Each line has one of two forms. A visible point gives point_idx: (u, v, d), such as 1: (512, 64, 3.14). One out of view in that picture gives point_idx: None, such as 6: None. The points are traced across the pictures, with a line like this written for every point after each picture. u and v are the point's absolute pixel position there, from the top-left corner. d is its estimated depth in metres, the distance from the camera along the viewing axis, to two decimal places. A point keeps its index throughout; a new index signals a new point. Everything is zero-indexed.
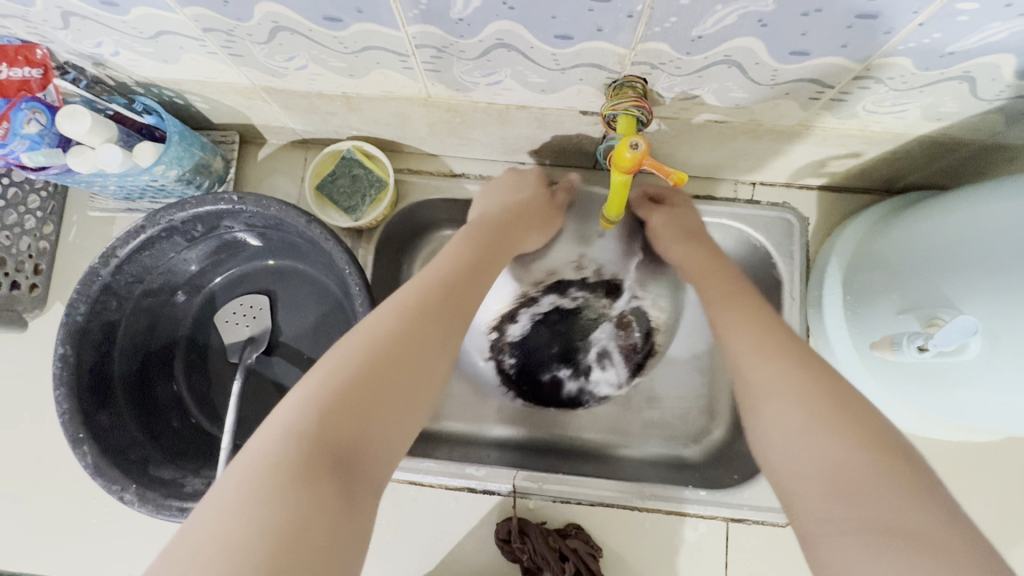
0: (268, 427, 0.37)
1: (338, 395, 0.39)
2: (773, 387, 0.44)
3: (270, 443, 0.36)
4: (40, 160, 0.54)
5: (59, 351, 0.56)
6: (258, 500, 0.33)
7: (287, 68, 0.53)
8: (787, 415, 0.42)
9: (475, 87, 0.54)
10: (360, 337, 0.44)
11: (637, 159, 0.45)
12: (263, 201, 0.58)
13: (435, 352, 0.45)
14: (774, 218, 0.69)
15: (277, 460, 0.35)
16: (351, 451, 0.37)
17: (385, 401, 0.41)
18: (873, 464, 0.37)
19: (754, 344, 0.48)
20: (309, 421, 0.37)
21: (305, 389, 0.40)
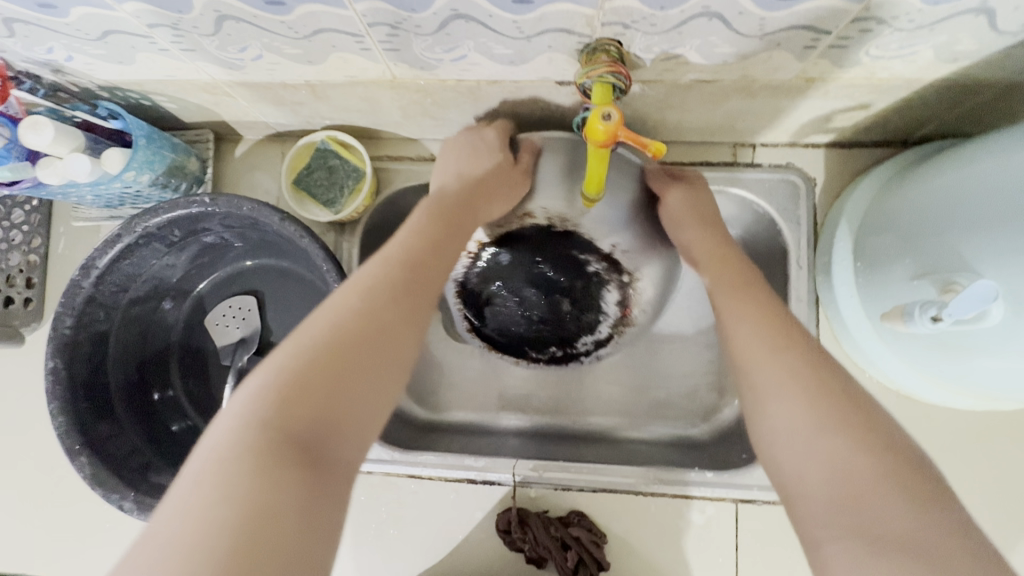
0: (223, 419, 0.35)
1: (310, 370, 0.37)
2: (776, 385, 0.42)
3: (226, 435, 0.34)
4: (7, 176, 0.54)
5: (49, 365, 0.56)
6: (224, 498, 0.31)
7: (243, 59, 0.51)
8: (794, 411, 0.40)
9: (440, 65, 0.50)
10: (325, 310, 0.41)
11: (610, 130, 0.42)
12: (234, 201, 0.57)
13: (413, 320, 0.43)
14: (777, 181, 0.64)
15: (243, 440, 0.34)
16: (322, 428, 0.36)
17: (360, 372, 0.38)
18: (874, 466, 0.36)
19: (759, 331, 0.46)
20: (277, 400, 0.35)
21: (273, 365, 0.37)
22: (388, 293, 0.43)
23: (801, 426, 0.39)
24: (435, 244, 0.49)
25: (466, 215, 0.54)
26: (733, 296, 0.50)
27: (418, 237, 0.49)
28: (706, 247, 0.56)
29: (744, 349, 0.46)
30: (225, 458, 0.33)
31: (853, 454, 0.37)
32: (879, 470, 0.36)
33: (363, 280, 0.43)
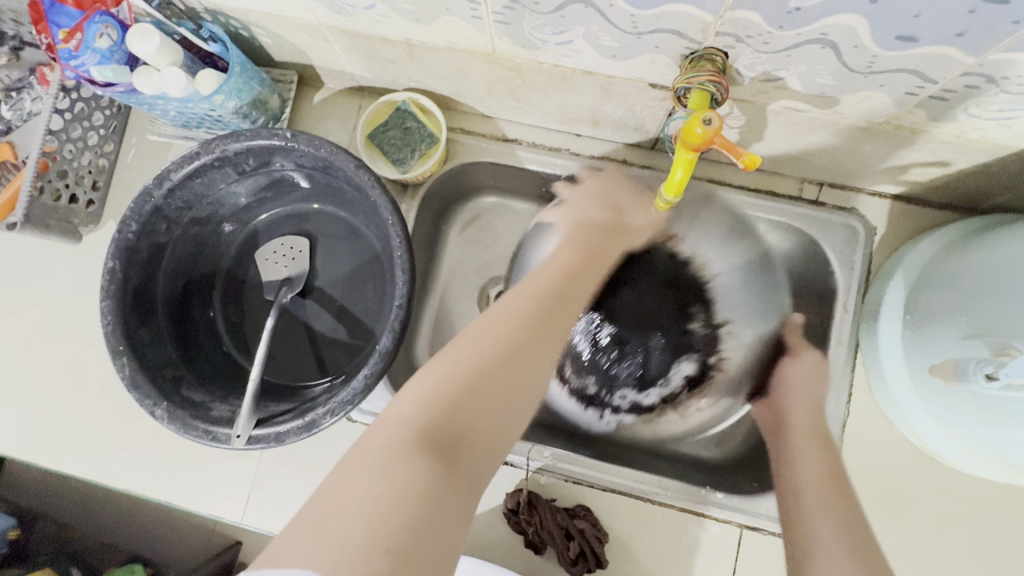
0: (385, 416, 0.38)
1: (510, 338, 0.43)
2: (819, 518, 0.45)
3: (400, 414, 0.37)
4: (108, 76, 0.56)
5: (108, 265, 0.58)
6: (381, 470, 0.33)
7: (355, 6, 0.52)
8: (835, 546, 0.42)
9: (543, 46, 0.51)
10: (504, 305, 0.48)
11: (708, 136, 0.42)
12: (314, 141, 0.58)
13: (565, 324, 0.49)
14: (838, 223, 0.65)
15: (475, 362, 0.41)
16: (473, 418, 0.38)
17: (537, 343, 0.45)
18: None
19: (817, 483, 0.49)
20: (422, 416, 0.37)
21: (482, 330, 0.44)
22: (526, 317, 0.46)
23: (825, 533, 0.43)
24: (563, 259, 0.56)
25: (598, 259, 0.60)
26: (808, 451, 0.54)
27: (556, 259, 0.56)
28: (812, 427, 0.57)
29: (797, 486, 0.50)
30: (385, 452, 0.34)
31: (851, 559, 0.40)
32: None
33: (540, 278, 0.52)
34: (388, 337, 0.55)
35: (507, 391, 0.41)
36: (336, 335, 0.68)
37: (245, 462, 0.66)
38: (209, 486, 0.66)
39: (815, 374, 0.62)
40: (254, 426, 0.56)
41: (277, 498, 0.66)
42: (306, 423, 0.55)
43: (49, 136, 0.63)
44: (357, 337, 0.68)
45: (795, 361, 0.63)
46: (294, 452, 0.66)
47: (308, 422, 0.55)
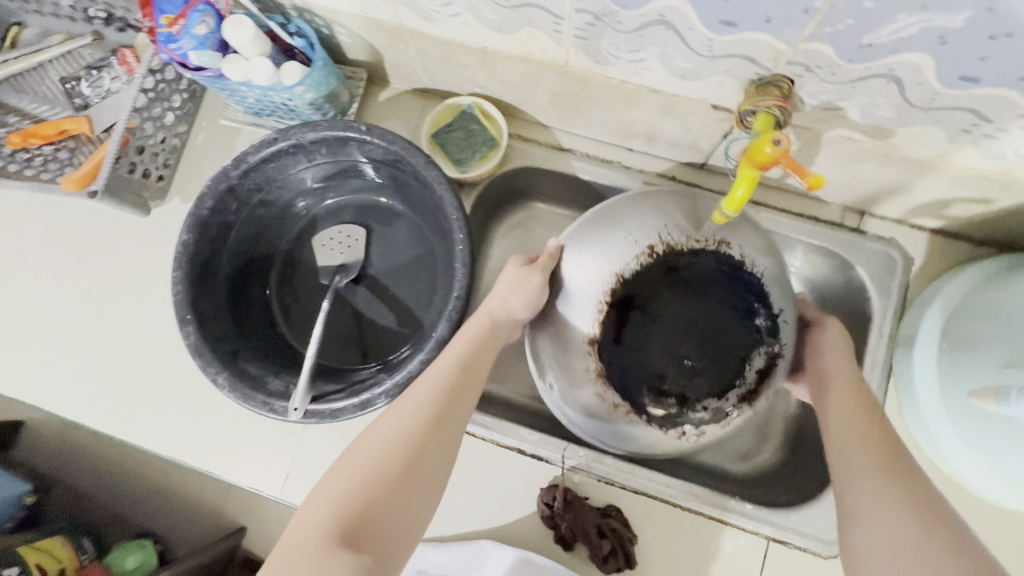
0: (327, 486, 0.46)
1: (425, 429, 0.49)
2: (865, 473, 0.46)
3: (332, 494, 0.45)
4: (204, 61, 0.59)
5: (182, 237, 0.61)
6: (307, 558, 0.41)
7: (441, 13, 0.56)
8: (888, 517, 0.42)
9: (615, 62, 0.54)
10: (441, 363, 0.54)
11: (775, 155, 0.45)
12: (388, 136, 0.61)
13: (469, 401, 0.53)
14: (878, 251, 0.68)
15: (381, 450, 0.47)
16: (380, 519, 0.44)
17: (443, 435, 0.50)
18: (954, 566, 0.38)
19: (857, 437, 0.48)
20: (339, 509, 0.44)
21: (390, 416, 0.50)
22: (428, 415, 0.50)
23: (877, 500, 0.43)
24: (486, 325, 0.58)
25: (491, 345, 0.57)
26: (843, 415, 0.51)
27: (480, 317, 0.59)
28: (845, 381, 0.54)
29: (839, 437, 0.50)
30: (318, 535, 0.42)
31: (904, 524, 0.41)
32: None
33: (449, 356, 0.54)
34: (446, 326, 0.57)
35: (418, 487, 0.47)
36: (386, 323, 0.71)
37: (287, 439, 0.69)
38: (250, 458, 0.68)
39: (840, 340, 0.58)
40: (310, 401, 0.58)
41: (315, 476, 0.68)
42: (362, 401, 0.57)
43: (133, 114, 0.67)
44: (406, 326, 0.70)
45: (819, 330, 0.59)
46: (334, 433, 0.69)
47: (363, 401, 0.57)
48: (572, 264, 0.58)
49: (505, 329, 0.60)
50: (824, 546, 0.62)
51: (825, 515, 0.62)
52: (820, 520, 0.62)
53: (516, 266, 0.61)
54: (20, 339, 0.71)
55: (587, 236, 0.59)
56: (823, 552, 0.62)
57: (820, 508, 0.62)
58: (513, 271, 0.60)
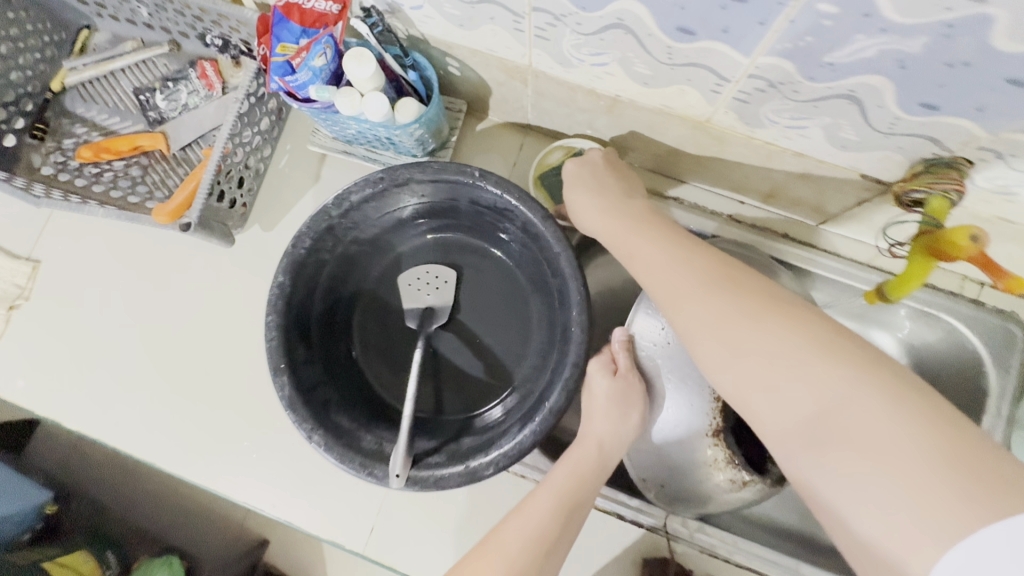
0: None
1: None
2: (875, 420, 0.33)
3: None
4: (323, 95, 0.56)
5: (277, 280, 0.57)
6: None
7: (584, 61, 0.52)
8: (864, 424, 0.33)
9: (768, 126, 0.51)
10: (537, 503, 0.49)
11: (969, 251, 0.43)
12: (502, 183, 0.57)
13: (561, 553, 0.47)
14: (998, 325, 0.65)
15: None
16: None
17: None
18: (932, 452, 0.31)
19: (871, 405, 0.33)
20: None
21: (476, 564, 0.44)
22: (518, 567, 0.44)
23: (870, 408, 0.34)
24: (587, 459, 0.53)
25: (596, 482, 0.52)
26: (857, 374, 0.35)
27: (585, 450, 0.53)
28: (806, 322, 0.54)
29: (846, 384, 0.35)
30: None
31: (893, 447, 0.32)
32: (931, 474, 0.30)
33: (547, 498, 0.49)
34: (560, 395, 0.53)
35: None
36: (475, 375, 0.65)
37: (370, 490, 0.65)
38: (330, 508, 0.65)
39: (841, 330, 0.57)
40: (413, 467, 0.54)
41: (399, 532, 0.64)
42: (470, 469, 0.53)
43: (230, 139, 0.62)
44: (496, 378, 0.65)
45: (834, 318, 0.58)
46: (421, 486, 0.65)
47: (473, 470, 0.53)
48: (659, 350, 0.59)
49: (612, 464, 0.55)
50: None
51: None
52: None
53: (602, 372, 0.57)
54: (88, 368, 0.67)
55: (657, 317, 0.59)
56: None
57: None
58: (604, 381, 0.57)
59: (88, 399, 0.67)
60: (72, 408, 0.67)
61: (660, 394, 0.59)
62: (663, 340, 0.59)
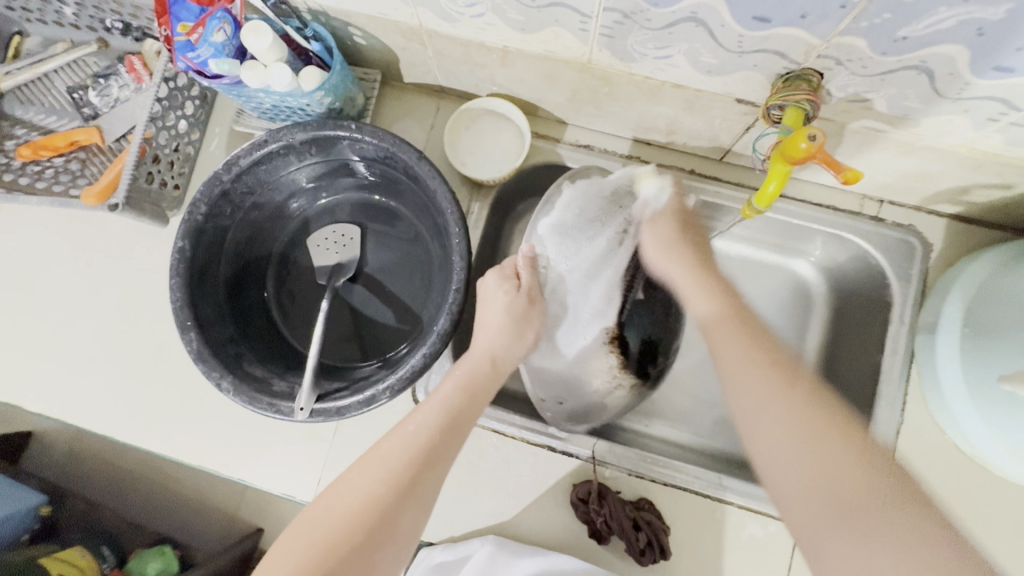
0: (291, 542, 0.44)
1: (391, 489, 0.46)
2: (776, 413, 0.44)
3: (295, 558, 0.42)
4: (223, 69, 0.59)
5: (177, 245, 0.60)
6: None
7: (463, 14, 0.55)
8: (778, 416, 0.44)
9: (640, 59, 0.55)
10: (422, 412, 0.51)
11: (810, 151, 0.45)
12: (378, 133, 0.61)
13: (447, 456, 0.50)
14: (896, 238, 0.69)
15: (344, 512, 0.44)
16: None
17: (413, 500, 0.46)
18: (847, 456, 0.41)
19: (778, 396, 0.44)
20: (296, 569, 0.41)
21: (361, 471, 0.47)
22: (396, 471, 0.47)
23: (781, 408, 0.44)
24: (477, 375, 0.55)
25: (485, 390, 0.55)
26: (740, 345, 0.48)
27: (473, 364, 0.56)
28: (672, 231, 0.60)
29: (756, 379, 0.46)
30: None
31: (850, 469, 0.40)
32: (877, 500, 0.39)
33: (432, 408, 0.51)
34: (446, 319, 0.58)
35: (383, 559, 0.44)
36: (385, 320, 0.71)
37: (317, 444, 0.69)
38: (279, 464, 0.68)
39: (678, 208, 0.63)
40: (316, 401, 0.58)
41: None
42: (368, 397, 0.57)
43: (150, 122, 0.66)
44: (404, 321, 0.70)
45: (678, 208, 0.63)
46: (365, 437, 0.69)
47: (369, 397, 0.57)
48: (561, 265, 0.63)
49: (504, 375, 0.58)
50: None
51: None
52: None
53: (502, 289, 0.59)
54: (44, 353, 0.71)
55: (557, 237, 0.63)
56: None
57: None
58: (506, 298, 0.59)
59: (48, 383, 0.70)
60: (33, 392, 0.70)
61: (562, 308, 0.63)
62: (563, 256, 0.63)
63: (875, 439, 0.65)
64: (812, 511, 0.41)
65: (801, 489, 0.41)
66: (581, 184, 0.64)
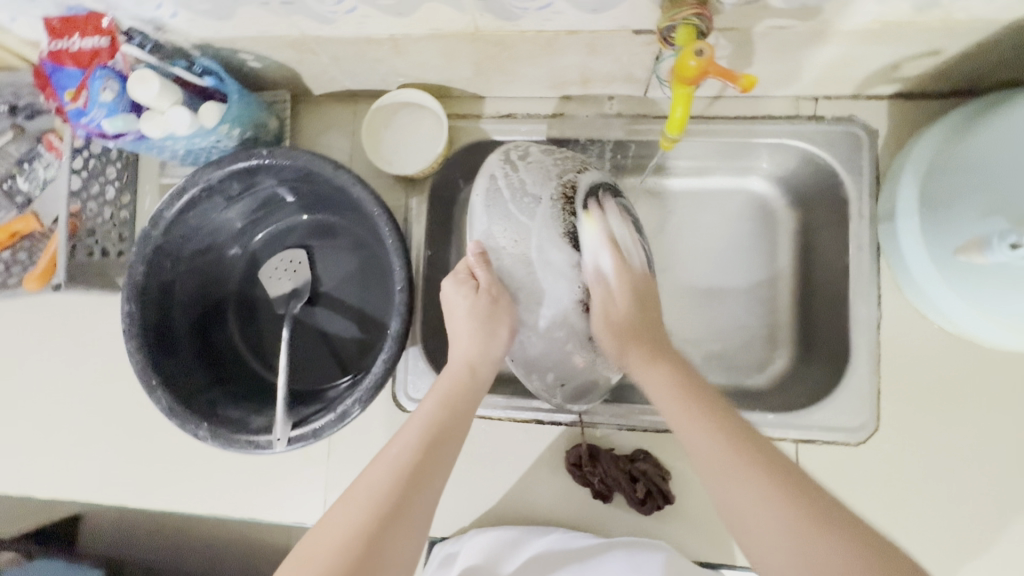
0: None
1: (377, 514, 0.42)
2: (730, 468, 0.44)
3: None
4: (119, 126, 0.58)
5: (126, 309, 0.61)
6: None
7: (337, 12, 0.53)
8: (746, 486, 0.43)
9: (524, 15, 0.53)
10: (404, 432, 0.48)
11: (701, 66, 0.44)
12: (290, 153, 0.60)
13: (439, 472, 0.46)
14: (840, 132, 0.67)
15: (326, 549, 0.40)
16: None
17: (402, 526, 0.42)
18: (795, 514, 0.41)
19: (754, 484, 0.43)
20: None
21: (344, 501, 0.43)
22: (382, 494, 0.43)
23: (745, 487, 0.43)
24: (455, 387, 0.53)
25: (470, 401, 0.52)
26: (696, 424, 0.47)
27: (452, 377, 0.54)
28: (628, 289, 0.55)
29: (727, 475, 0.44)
30: None
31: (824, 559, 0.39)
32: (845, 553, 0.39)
33: (413, 426, 0.49)
34: (399, 320, 0.58)
35: None
36: (352, 335, 0.71)
37: (316, 468, 0.70)
38: (285, 493, 0.70)
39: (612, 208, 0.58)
40: (291, 428, 0.59)
41: None
42: (339, 414, 0.58)
43: (72, 197, 0.70)
44: (370, 331, 0.71)
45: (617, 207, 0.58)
46: (359, 451, 0.70)
47: (340, 414, 0.58)
48: (514, 251, 0.55)
49: (486, 384, 0.55)
50: (850, 435, 0.63)
51: (844, 405, 0.64)
52: (841, 411, 0.64)
53: (462, 294, 0.57)
54: (42, 438, 0.73)
55: (493, 219, 0.56)
56: (851, 440, 0.63)
57: (838, 400, 0.64)
58: (466, 302, 0.56)
59: (54, 464, 0.73)
60: (42, 477, 0.72)
61: (530, 301, 0.56)
62: (514, 241, 0.55)
63: (858, 340, 0.64)
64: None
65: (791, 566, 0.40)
66: (505, 163, 0.57)
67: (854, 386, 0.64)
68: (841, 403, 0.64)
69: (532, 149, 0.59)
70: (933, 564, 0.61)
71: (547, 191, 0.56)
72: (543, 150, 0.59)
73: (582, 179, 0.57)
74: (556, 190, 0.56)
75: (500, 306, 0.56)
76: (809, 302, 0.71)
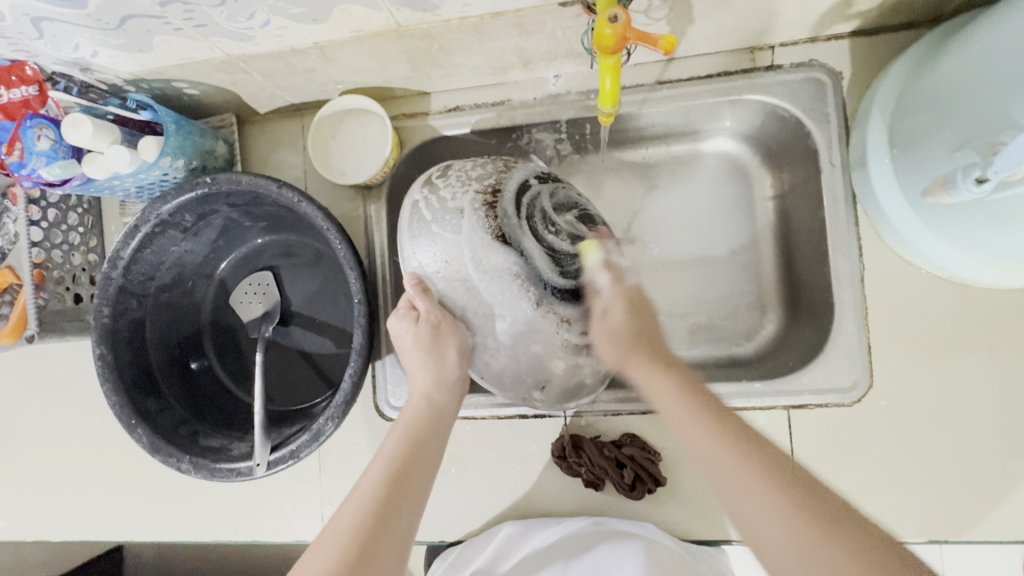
0: None
1: (346, 561, 0.40)
2: (742, 485, 0.41)
3: None
4: (59, 173, 0.57)
5: (96, 353, 0.61)
6: None
7: (252, 28, 0.52)
8: (761, 503, 0.40)
9: (441, 4, 0.51)
10: (369, 474, 0.48)
11: (618, 33, 0.42)
12: (233, 177, 0.59)
13: (406, 510, 0.45)
14: (800, 79, 0.63)
15: None
16: None
17: (372, 570, 0.41)
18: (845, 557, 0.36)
19: (751, 476, 0.41)
20: None
21: (312, 553, 0.42)
22: (350, 540, 0.42)
23: (744, 488, 0.41)
24: (415, 421, 0.53)
25: (434, 434, 0.52)
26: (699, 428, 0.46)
27: (413, 412, 0.53)
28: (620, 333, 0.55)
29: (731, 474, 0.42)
30: None
31: (805, 550, 0.37)
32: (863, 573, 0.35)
33: (378, 466, 0.48)
34: (360, 333, 0.57)
35: None
36: (329, 351, 0.71)
37: (309, 486, 0.70)
38: (282, 514, 0.70)
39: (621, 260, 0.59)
40: (270, 451, 0.59)
41: None
42: (313, 433, 0.57)
43: (34, 248, 0.68)
44: (344, 345, 0.70)
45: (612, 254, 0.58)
46: (349, 466, 0.69)
47: (314, 432, 0.57)
48: (447, 271, 0.54)
49: (447, 415, 0.55)
50: (843, 395, 0.61)
51: (835, 365, 0.61)
52: (831, 371, 0.61)
53: (404, 327, 0.56)
54: (46, 485, 0.75)
55: (419, 246, 0.56)
56: (845, 401, 0.61)
57: (828, 360, 0.61)
58: (409, 334, 0.55)
59: (60, 509, 0.74)
60: (52, 522, 0.74)
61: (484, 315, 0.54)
62: (444, 263, 0.55)
63: (841, 296, 0.61)
64: (795, 545, 0.37)
65: (779, 545, 0.38)
66: (421, 189, 0.58)
67: (843, 344, 0.61)
68: (831, 363, 0.61)
69: (448, 168, 0.59)
70: (941, 517, 0.59)
71: (466, 201, 0.55)
72: (451, 167, 0.59)
73: (502, 180, 0.56)
74: (471, 199, 0.55)
75: (445, 328, 0.55)
76: (792, 262, 0.68)
